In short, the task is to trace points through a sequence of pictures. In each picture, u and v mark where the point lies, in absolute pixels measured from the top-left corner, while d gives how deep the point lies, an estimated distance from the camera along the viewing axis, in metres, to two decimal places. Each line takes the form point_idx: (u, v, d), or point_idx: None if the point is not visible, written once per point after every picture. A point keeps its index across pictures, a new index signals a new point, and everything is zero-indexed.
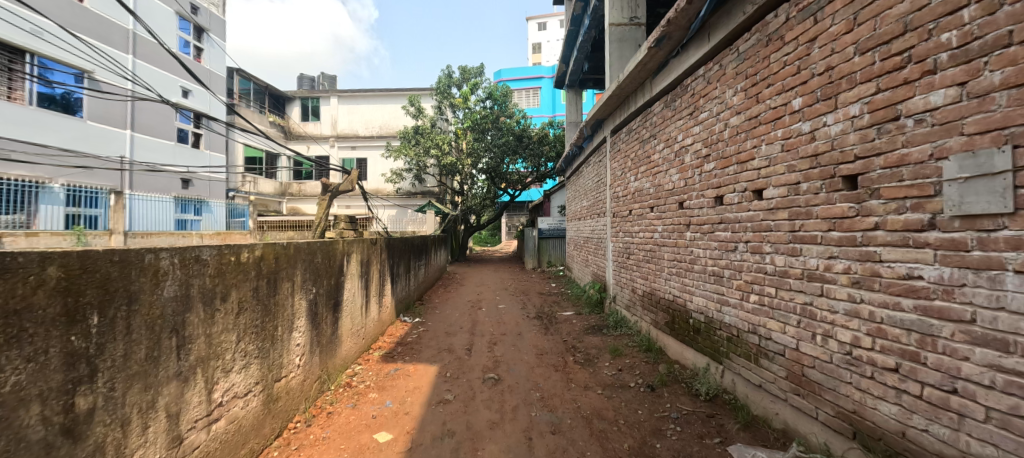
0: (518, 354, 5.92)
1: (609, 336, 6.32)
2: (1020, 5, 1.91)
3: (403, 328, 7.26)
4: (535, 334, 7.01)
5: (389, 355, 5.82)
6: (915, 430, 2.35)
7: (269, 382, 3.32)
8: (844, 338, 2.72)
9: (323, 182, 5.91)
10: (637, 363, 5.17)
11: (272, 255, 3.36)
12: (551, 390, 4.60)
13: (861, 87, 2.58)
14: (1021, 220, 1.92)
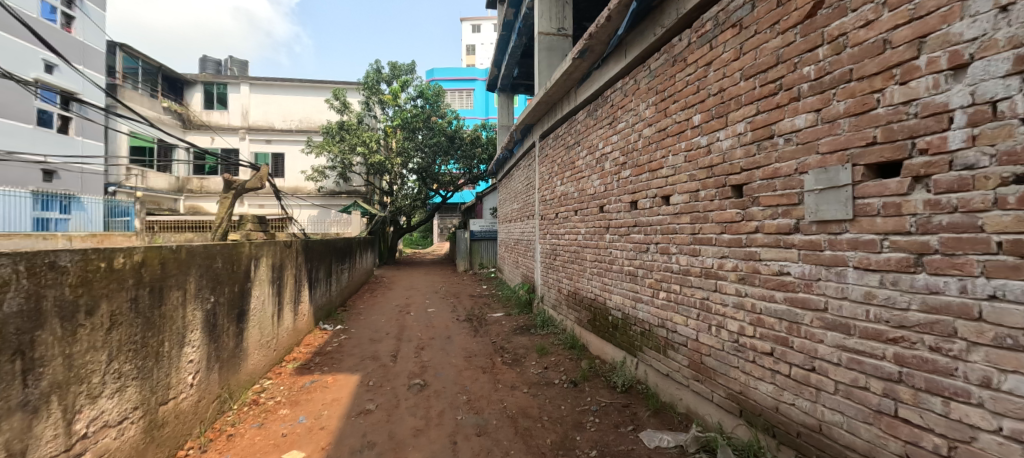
0: (446, 358, 5.92)
1: (537, 335, 6.54)
2: (858, 48, 2.23)
3: (322, 337, 6.92)
4: (464, 336, 7.03)
5: (304, 367, 5.51)
6: (785, 405, 2.72)
7: (152, 406, 3.01)
8: (732, 327, 3.10)
9: (227, 178, 5.45)
10: (561, 360, 5.41)
11: (157, 259, 3.05)
12: (478, 392, 4.67)
13: (746, 108, 2.96)
14: (857, 224, 2.25)
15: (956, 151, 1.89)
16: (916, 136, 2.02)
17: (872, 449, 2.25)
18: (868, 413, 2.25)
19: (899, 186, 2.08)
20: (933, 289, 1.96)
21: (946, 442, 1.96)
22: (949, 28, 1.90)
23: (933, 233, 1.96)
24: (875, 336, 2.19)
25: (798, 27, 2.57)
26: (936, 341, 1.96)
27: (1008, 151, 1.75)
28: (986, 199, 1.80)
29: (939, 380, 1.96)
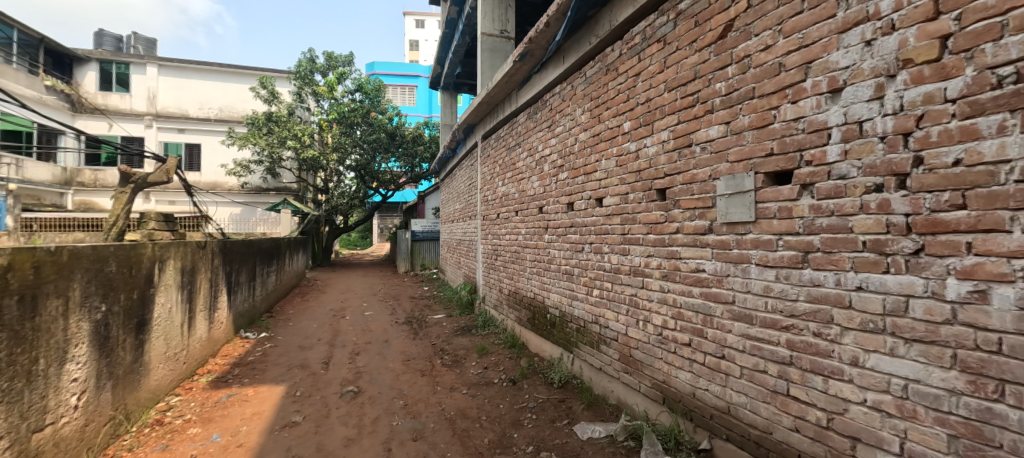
0: (383, 362, 5.78)
1: (477, 336, 6.57)
2: (759, 69, 2.47)
3: (243, 346, 6.47)
4: (402, 339, 6.89)
5: (221, 380, 5.13)
6: (700, 391, 2.95)
7: (24, 433, 2.67)
8: (657, 321, 3.33)
9: (123, 171, 4.94)
10: (501, 359, 5.48)
11: (28, 262, 2.72)
12: (415, 396, 4.61)
13: (668, 117, 3.19)
14: (758, 225, 2.48)
15: (834, 163, 2.09)
16: (804, 149, 2.23)
17: (770, 426, 2.47)
18: (766, 393, 2.48)
19: (791, 192, 2.30)
20: (816, 282, 2.17)
21: (826, 415, 2.17)
22: (829, 56, 2.11)
23: (816, 234, 2.17)
24: (772, 325, 2.42)
25: (712, 46, 2.81)
26: (817, 327, 2.18)
27: (871, 164, 1.94)
28: (855, 204, 2.00)
29: (820, 360, 2.17)
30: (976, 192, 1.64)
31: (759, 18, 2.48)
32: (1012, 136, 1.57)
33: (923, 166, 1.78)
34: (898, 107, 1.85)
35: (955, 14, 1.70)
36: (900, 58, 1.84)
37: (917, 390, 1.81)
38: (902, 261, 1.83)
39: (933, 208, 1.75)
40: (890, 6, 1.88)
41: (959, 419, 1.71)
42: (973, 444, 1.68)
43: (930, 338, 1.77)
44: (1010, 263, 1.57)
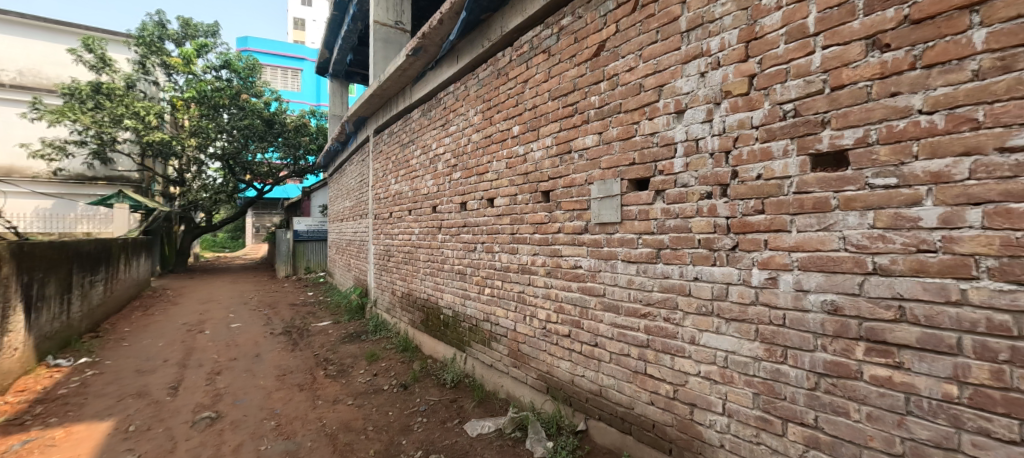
0: (253, 380, 5.24)
1: (368, 342, 6.29)
2: (624, 87, 2.77)
3: (50, 376, 5.29)
4: (277, 352, 6.31)
5: (14, 424, 4.16)
6: (578, 377, 3.22)
7: None
8: (542, 316, 3.55)
9: None
10: (393, 364, 5.34)
11: None
12: (290, 415, 4.27)
13: (552, 124, 3.41)
14: (623, 225, 2.80)
15: (679, 173, 2.44)
16: (657, 160, 2.56)
17: (632, 402, 2.79)
18: (629, 374, 2.80)
19: (647, 197, 2.63)
20: (666, 274, 2.53)
21: (673, 387, 2.52)
22: (675, 82, 2.44)
23: (666, 233, 2.52)
24: (634, 313, 2.75)
25: (588, 62, 3.07)
26: (667, 313, 2.54)
27: (704, 176, 2.30)
28: (693, 208, 2.36)
29: (669, 341, 2.53)
30: (771, 200, 2.02)
31: (625, 42, 2.77)
32: (792, 157, 1.95)
33: (737, 179, 2.16)
34: (721, 129, 2.22)
35: (757, 59, 2.07)
36: (723, 89, 2.21)
37: (733, 360, 2.21)
38: (724, 256, 2.22)
39: (744, 213, 2.13)
40: (717, 46, 2.24)
41: (759, 379, 2.11)
42: (768, 398, 2.08)
43: (741, 317, 2.16)
44: (791, 255, 1.97)
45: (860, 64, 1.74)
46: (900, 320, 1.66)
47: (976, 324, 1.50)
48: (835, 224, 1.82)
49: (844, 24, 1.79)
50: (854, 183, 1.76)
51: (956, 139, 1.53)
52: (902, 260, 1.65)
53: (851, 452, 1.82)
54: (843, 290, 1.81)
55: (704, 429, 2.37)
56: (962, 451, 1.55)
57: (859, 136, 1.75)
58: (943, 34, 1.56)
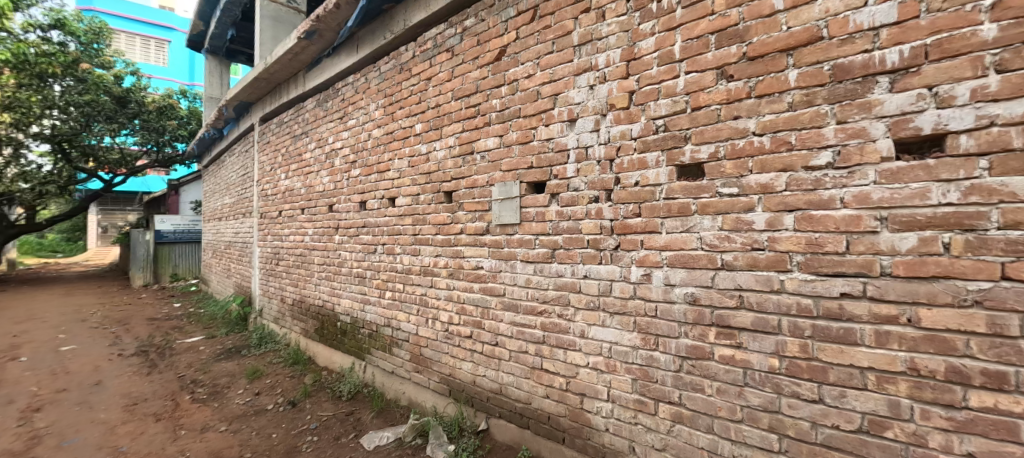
0: (89, 415, 4.41)
1: (249, 358, 5.66)
2: (524, 93, 2.89)
3: None
4: (128, 377, 5.39)
5: None
6: (479, 377, 3.25)
7: None
8: (444, 318, 3.51)
9: None
10: (280, 380, 4.89)
11: None
12: (140, 452, 3.69)
13: (455, 124, 3.42)
14: (521, 227, 2.91)
15: (571, 178, 2.61)
16: (552, 165, 2.71)
17: (530, 397, 2.91)
18: (527, 370, 2.92)
19: (544, 199, 2.77)
20: (559, 273, 2.69)
21: (566, 379, 2.68)
22: (568, 92, 2.62)
23: (560, 234, 2.68)
24: (531, 311, 2.87)
25: (490, 65, 3.15)
26: (561, 310, 2.69)
27: (592, 181, 2.50)
28: (583, 211, 2.55)
29: (562, 336, 2.69)
30: (646, 204, 2.27)
31: (524, 50, 2.89)
32: (662, 167, 2.21)
33: (619, 184, 2.38)
34: (607, 138, 2.43)
35: (636, 77, 2.31)
36: (609, 102, 2.42)
37: (616, 350, 2.43)
38: (609, 255, 2.44)
39: (625, 216, 2.36)
40: (603, 62, 2.45)
41: (636, 366, 2.35)
42: (644, 382, 2.32)
43: (623, 311, 2.39)
44: (661, 253, 2.23)
45: (712, 89, 2.04)
46: (740, 306, 1.99)
47: (790, 308, 1.85)
48: (695, 226, 2.11)
49: (701, 54, 2.08)
50: (708, 192, 2.06)
51: (777, 158, 1.86)
52: (741, 256, 1.97)
53: (706, 423, 2.10)
54: (700, 284, 2.10)
55: (592, 416, 2.56)
56: (783, 412, 1.88)
57: (712, 151, 2.04)
58: (770, 70, 1.88)
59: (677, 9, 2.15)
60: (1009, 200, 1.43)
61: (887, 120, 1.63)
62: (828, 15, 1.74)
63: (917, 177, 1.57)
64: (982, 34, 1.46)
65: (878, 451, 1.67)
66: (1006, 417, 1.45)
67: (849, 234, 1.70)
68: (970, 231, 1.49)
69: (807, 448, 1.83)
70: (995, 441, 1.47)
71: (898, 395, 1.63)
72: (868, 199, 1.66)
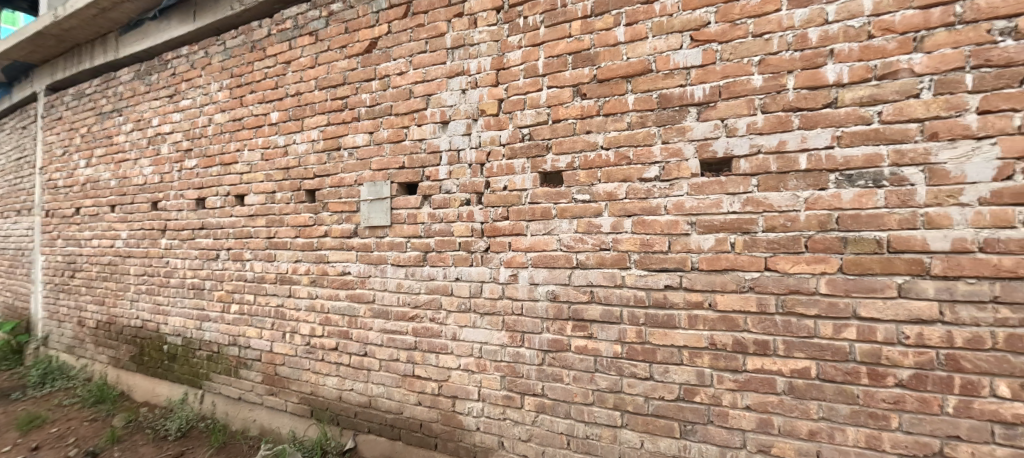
0: None
1: (25, 403, 4.39)
2: (396, 90, 2.80)
3: None
4: None
5: None
6: (346, 392, 3.03)
7: None
8: (304, 331, 3.17)
9: None
10: (73, 427, 3.92)
11: None
12: None
13: (318, 116, 3.11)
14: (392, 229, 2.81)
15: (443, 180, 2.64)
16: (425, 166, 2.70)
17: (401, 407, 2.81)
18: (398, 378, 2.82)
19: (416, 201, 2.73)
20: (431, 276, 2.68)
21: (437, 384, 2.68)
22: (441, 94, 2.64)
23: (432, 236, 2.68)
24: (402, 317, 2.79)
25: (359, 56, 2.96)
26: (433, 314, 2.68)
27: (464, 184, 2.56)
28: (455, 213, 2.59)
29: (434, 340, 2.68)
30: (513, 208, 2.41)
31: (396, 45, 2.81)
32: (527, 173, 2.38)
33: (489, 188, 2.49)
34: (478, 143, 2.52)
35: (504, 86, 2.45)
36: (480, 107, 2.51)
37: (486, 350, 2.51)
38: (479, 256, 2.52)
39: (494, 219, 2.47)
40: (475, 68, 2.54)
41: (504, 363, 2.47)
42: (511, 378, 2.45)
43: (492, 311, 2.49)
44: (527, 254, 2.39)
45: (569, 104, 2.27)
46: (591, 300, 2.23)
47: (630, 300, 2.14)
48: (555, 228, 2.31)
49: (560, 71, 2.30)
50: (565, 197, 2.28)
51: (619, 169, 2.16)
52: (592, 256, 2.22)
53: (565, 409, 2.31)
54: (559, 282, 2.31)
55: (463, 417, 2.60)
56: (624, 391, 2.17)
57: (569, 161, 2.27)
58: (614, 93, 2.17)
59: (540, 27, 2.35)
60: (769, 210, 1.88)
61: (695, 144, 2.01)
62: (656, 51, 2.08)
63: (715, 190, 1.97)
64: (754, 82, 1.90)
65: (691, 414, 2.04)
66: (768, 375, 1.90)
67: (671, 236, 2.05)
68: (746, 233, 1.92)
69: (642, 420, 2.14)
70: (763, 395, 1.91)
71: (703, 366, 2.01)
72: (684, 207, 2.03)
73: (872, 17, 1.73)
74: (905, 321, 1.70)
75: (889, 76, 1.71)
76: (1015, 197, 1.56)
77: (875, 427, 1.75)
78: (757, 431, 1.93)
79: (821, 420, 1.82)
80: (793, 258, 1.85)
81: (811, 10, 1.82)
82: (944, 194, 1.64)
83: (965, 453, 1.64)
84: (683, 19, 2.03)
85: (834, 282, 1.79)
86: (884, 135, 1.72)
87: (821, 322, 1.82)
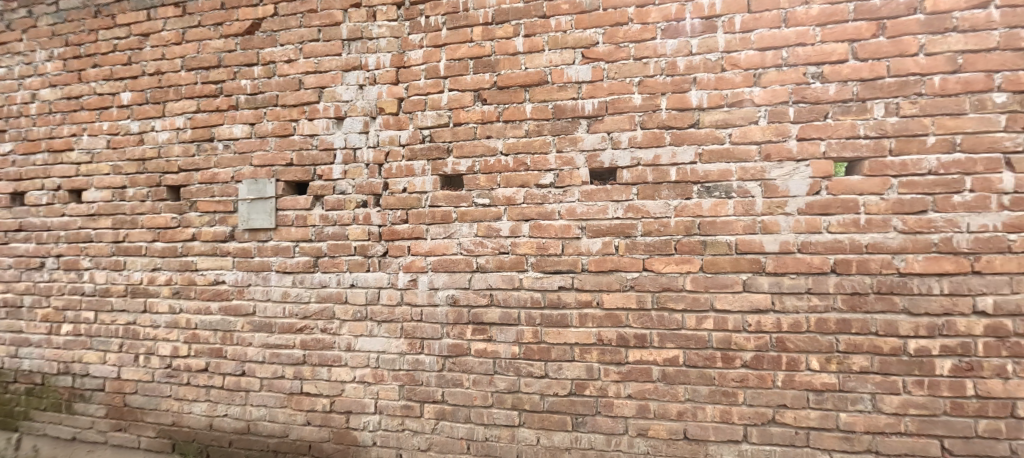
0: None
1: None
2: (284, 79, 2.55)
3: None
4: None
5: None
6: (218, 419, 2.66)
7: None
8: (164, 351, 2.73)
9: None
10: None
11: None
12: None
13: (185, 102, 2.69)
14: (278, 232, 2.56)
15: (337, 180, 2.48)
16: (316, 164, 2.51)
17: (286, 429, 2.56)
18: (283, 398, 2.56)
19: (306, 201, 2.52)
20: (322, 283, 2.50)
21: (329, 399, 2.50)
22: (335, 87, 2.48)
23: (324, 240, 2.50)
24: (288, 329, 2.55)
25: (240, 38, 2.63)
26: (324, 324, 2.50)
27: (360, 185, 2.44)
28: (350, 216, 2.45)
29: (326, 352, 2.50)
30: (413, 211, 2.37)
31: (284, 30, 2.55)
32: (428, 175, 2.36)
33: (387, 190, 2.42)
34: (376, 142, 2.43)
35: (405, 85, 2.40)
36: (378, 105, 2.43)
37: (383, 359, 2.42)
38: (377, 261, 2.42)
39: (392, 222, 2.40)
40: (373, 63, 2.44)
41: (403, 371, 2.39)
42: (410, 386, 2.39)
43: (390, 318, 2.41)
44: (427, 258, 2.36)
45: (470, 109, 2.31)
46: (490, 303, 2.28)
47: (527, 301, 2.23)
48: (455, 232, 2.32)
49: (461, 75, 2.33)
50: (465, 201, 2.31)
51: (517, 175, 2.25)
52: (492, 259, 2.27)
53: (464, 414, 2.31)
54: (459, 286, 2.32)
55: (358, 433, 2.46)
56: (521, 390, 2.24)
57: (469, 165, 2.30)
58: (513, 101, 2.26)
59: (442, 29, 2.36)
60: (647, 216, 2.10)
61: (584, 154, 2.17)
62: (551, 64, 2.22)
63: (602, 198, 2.15)
64: (634, 100, 2.12)
65: (581, 406, 2.18)
66: (646, 364, 2.11)
67: (564, 239, 2.19)
68: (627, 236, 2.12)
69: (538, 417, 2.23)
70: (641, 383, 2.12)
71: (591, 361, 2.16)
72: (575, 212, 2.17)
73: (725, 52, 2.05)
74: (749, 311, 2.02)
75: (737, 104, 2.03)
76: (822, 208, 1.96)
77: (727, 403, 2.04)
78: (637, 417, 2.13)
79: (687, 401, 2.08)
80: (665, 258, 2.09)
81: (679, 41, 2.09)
82: (775, 205, 2.00)
83: (790, 419, 1.99)
84: (575, 37, 2.19)
85: (697, 279, 2.06)
86: (733, 154, 2.03)
87: (687, 315, 2.07)
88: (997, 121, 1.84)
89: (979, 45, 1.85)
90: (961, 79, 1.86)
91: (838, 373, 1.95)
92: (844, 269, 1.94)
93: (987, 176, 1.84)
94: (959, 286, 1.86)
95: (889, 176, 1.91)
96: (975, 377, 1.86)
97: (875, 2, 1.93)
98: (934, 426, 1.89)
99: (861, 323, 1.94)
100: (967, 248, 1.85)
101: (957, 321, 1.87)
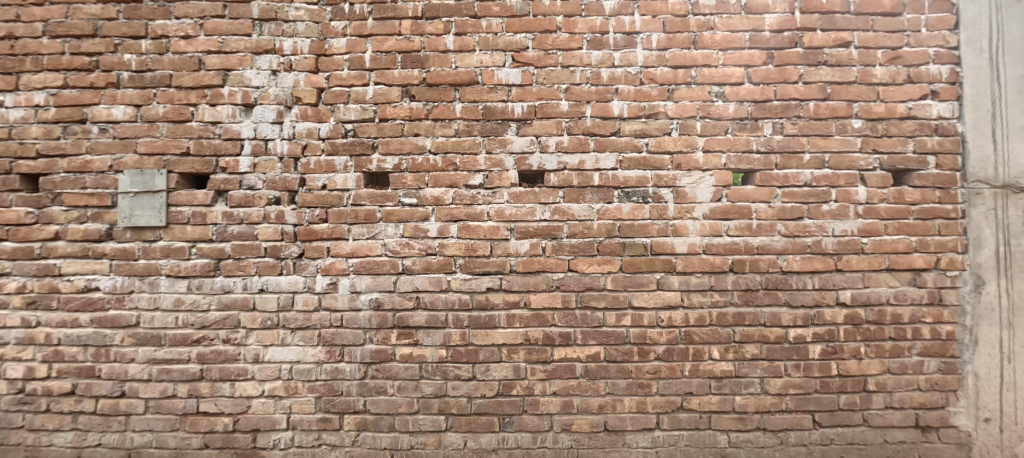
0: None
1: None
2: (180, 57, 2.26)
3: None
4: None
5: None
6: (89, 449, 2.27)
7: None
8: (15, 374, 2.27)
9: None
10: None
11: None
12: None
13: (47, 73, 2.26)
14: (170, 231, 2.26)
15: (244, 174, 2.25)
16: (220, 155, 2.25)
17: (178, 455, 2.25)
18: (174, 420, 2.26)
19: (205, 197, 2.25)
20: (225, 288, 2.25)
21: (232, 418, 2.25)
22: (242, 71, 2.25)
23: (227, 241, 2.25)
24: (181, 341, 2.26)
25: (124, 5, 2.28)
26: (227, 334, 2.25)
27: (272, 180, 2.24)
28: (260, 214, 2.24)
29: (228, 366, 2.25)
30: (333, 209, 2.22)
31: (181, 2, 2.26)
32: (350, 172, 2.23)
33: (304, 187, 2.24)
34: (291, 134, 2.24)
35: (325, 74, 2.25)
36: (294, 94, 2.24)
37: (297, 370, 2.24)
38: (291, 264, 2.23)
39: (310, 221, 2.23)
40: (289, 48, 2.25)
41: (320, 382, 2.23)
42: (328, 397, 2.23)
43: (305, 325, 2.23)
44: (348, 260, 2.23)
45: (398, 104, 2.23)
46: (416, 306, 2.22)
47: (455, 303, 2.21)
48: (380, 233, 2.23)
49: (389, 69, 2.24)
50: (391, 201, 2.22)
51: (446, 175, 2.21)
52: (418, 261, 2.22)
53: (388, 423, 2.22)
54: (384, 289, 2.22)
55: (266, 452, 2.24)
56: (448, 394, 2.21)
57: (396, 162, 2.22)
58: (442, 99, 2.23)
59: (368, 18, 2.25)
60: (572, 218, 2.18)
61: (514, 156, 2.20)
62: (482, 65, 2.22)
63: (531, 200, 2.19)
64: (561, 106, 2.20)
65: (508, 406, 2.20)
66: (570, 362, 2.20)
67: (493, 240, 2.20)
68: (554, 238, 2.19)
69: (465, 420, 2.20)
70: (566, 380, 2.20)
71: (519, 361, 2.20)
72: (504, 214, 2.19)
73: (643, 67, 2.20)
74: (661, 308, 2.19)
75: (653, 116, 2.20)
76: (722, 213, 2.18)
77: (642, 394, 2.19)
78: (561, 413, 2.20)
79: (607, 395, 2.20)
80: (589, 259, 2.19)
81: (603, 53, 2.21)
82: (684, 210, 2.19)
83: (696, 404, 2.19)
84: (506, 40, 2.22)
85: (618, 279, 2.19)
86: (650, 162, 2.19)
87: (608, 313, 2.19)
88: (855, 143, 2.19)
89: (843, 78, 2.19)
90: (830, 106, 2.19)
91: (734, 361, 2.19)
92: (740, 268, 2.19)
93: (847, 189, 2.19)
94: (827, 282, 2.19)
95: (774, 187, 2.19)
96: (839, 359, 2.19)
97: (765, 33, 2.20)
98: (807, 402, 2.19)
99: (752, 315, 2.19)
100: (833, 249, 2.18)
101: (826, 312, 2.19)
